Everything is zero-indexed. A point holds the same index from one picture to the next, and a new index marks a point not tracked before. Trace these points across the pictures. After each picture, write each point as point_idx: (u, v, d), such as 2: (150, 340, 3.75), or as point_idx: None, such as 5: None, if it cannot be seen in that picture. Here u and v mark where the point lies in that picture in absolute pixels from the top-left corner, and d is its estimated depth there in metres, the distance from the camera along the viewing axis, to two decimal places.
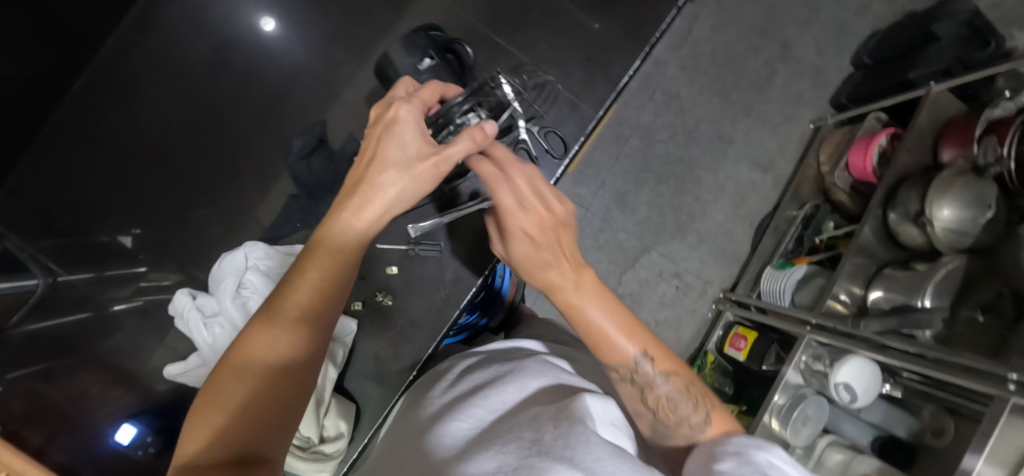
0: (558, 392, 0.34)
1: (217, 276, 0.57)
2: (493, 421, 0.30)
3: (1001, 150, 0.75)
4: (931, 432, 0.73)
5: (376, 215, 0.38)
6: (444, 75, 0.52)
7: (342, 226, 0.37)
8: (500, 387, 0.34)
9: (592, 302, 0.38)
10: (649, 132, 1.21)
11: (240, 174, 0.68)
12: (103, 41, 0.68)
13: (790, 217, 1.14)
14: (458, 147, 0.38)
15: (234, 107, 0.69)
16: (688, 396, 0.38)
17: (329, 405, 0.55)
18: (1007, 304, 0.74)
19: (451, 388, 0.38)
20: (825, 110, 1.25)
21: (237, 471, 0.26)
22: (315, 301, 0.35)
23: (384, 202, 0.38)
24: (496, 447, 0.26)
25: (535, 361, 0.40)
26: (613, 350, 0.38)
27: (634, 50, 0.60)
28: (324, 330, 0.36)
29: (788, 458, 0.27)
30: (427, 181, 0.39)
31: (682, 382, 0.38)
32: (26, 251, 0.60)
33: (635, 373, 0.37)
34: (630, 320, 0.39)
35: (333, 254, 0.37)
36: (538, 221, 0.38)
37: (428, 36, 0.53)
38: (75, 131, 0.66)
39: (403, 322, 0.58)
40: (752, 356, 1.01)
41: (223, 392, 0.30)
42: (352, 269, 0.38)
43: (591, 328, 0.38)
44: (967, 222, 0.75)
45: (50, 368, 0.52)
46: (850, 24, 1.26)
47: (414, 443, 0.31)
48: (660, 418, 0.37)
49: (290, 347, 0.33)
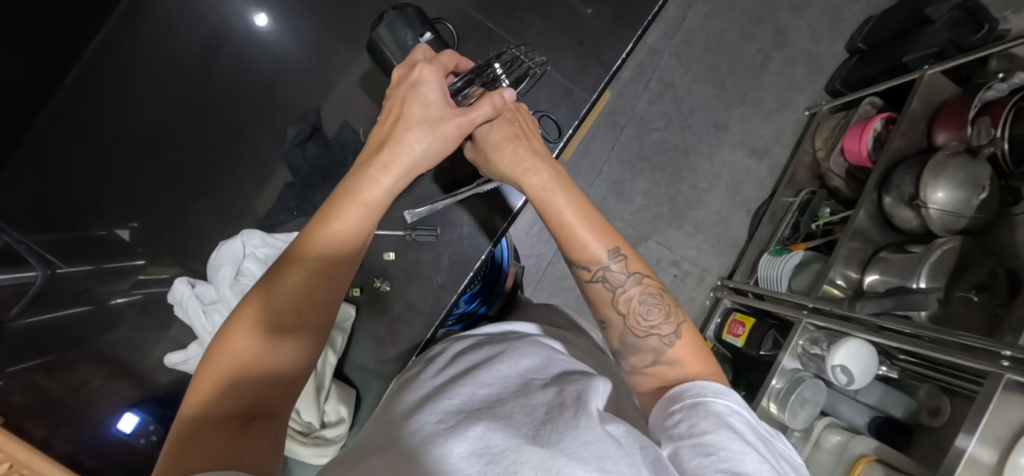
0: (550, 372, 0.35)
1: (215, 264, 0.57)
2: (485, 395, 0.31)
3: (994, 132, 0.76)
4: (926, 412, 0.74)
5: (400, 179, 0.42)
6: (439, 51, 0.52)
7: (369, 180, 0.41)
8: (492, 366, 0.35)
9: (561, 198, 0.44)
10: (644, 121, 1.21)
11: (233, 165, 0.67)
12: (94, 36, 0.67)
13: (787, 204, 1.14)
14: (482, 110, 0.45)
15: (227, 96, 0.68)
16: (660, 303, 0.41)
17: (330, 391, 0.55)
18: (1000, 283, 0.74)
19: (443, 370, 0.38)
20: (820, 96, 1.25)
21: (236, 428, 0.30)
22: (330, 258, 0.38)
23: (410, 158, 0.43)
24: (484, 422, 0.27)
25: (528, 341, 0.41)
26: (581, 250, 0.43)
27: (626, 33, 0.60)
28: (336, 287, 0.39)
29: (733, 402, 0.32)
30: (450, 144, 0.45)
31: (654, 288, 0.42)
32: (24, 244, 0.57)
33: (606, 272, 0.42)
34: (605, 226, 0.44)
35: (360, 210, 0.40)
36: (510, 129, 0.48)
37: (421, 9, 0.53)
38: (73, 124, 0.66)
39: (401, 307, 0.58)
40: (750, 341, 1.00)
41: (229, 344, 0.34)
42: (360, 245, 0.41)
43: (562, 224, 0.43)
44: (961, 204, 0.76)
45: (49, 363, 0.51)
46: (843, 9, 1.26)
47: (397, 423, 0.30)
48: (630, 321, 0.41)
49: (298, 302, 0.37)
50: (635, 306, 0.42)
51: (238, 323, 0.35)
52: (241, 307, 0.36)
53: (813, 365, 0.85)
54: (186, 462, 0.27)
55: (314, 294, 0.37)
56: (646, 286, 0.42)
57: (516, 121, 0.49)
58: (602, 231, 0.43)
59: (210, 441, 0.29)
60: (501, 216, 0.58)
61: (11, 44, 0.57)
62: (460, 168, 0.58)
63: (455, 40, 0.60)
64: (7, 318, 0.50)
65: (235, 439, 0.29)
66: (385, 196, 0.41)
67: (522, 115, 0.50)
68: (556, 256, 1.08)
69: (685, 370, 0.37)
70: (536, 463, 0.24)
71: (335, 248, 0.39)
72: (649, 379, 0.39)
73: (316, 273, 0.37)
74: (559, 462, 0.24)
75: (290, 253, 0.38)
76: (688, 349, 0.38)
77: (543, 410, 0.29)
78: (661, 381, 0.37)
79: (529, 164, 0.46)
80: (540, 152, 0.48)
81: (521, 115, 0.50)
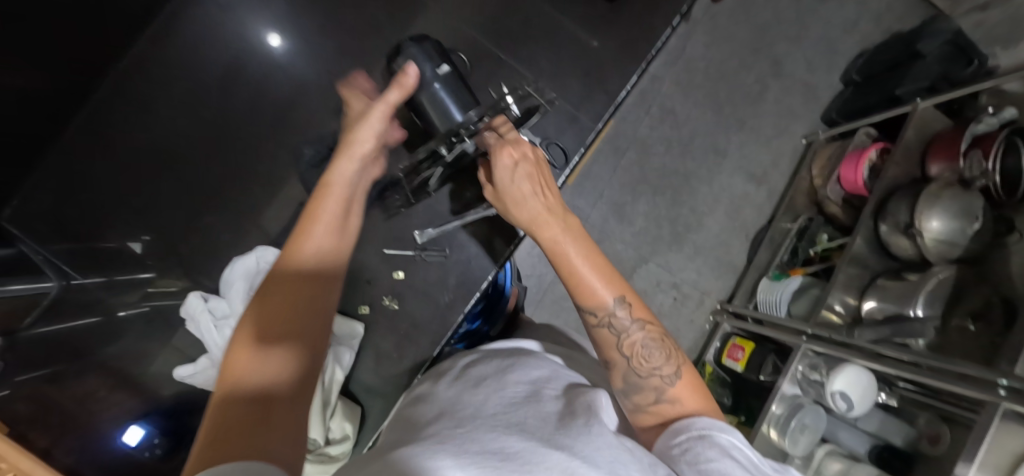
0: (558, 384, 0.37)
1: (228, 279, 0.59)
2: (501, 403, 0.32)
3: (987, 165, 0.78)
4: (926, 440, 0.73)
5: (360, 163, 0.49)
6: (456, 85, 0.50)
7: (336, 171, 0.48)
8: (503, 378, 0.36)
9: (570, 246, 0.45)
10: (646, 146, 1.23)
11: (245, 182, 0.69)
12: (122, 54, 0.69)
13: (785, 230, 1.17)
14: (393, 94, 0.48)
15: (246, 116, 0.70)
16: (660, 347, 0.43)
17: (335, 408, 0.56)
18: (996, 312, 0.76)
19: (457, 381, 0.39)
20: (816, 125, 1.29)
21: (272, 405, 0.29)
22: (315, 261, 0.41)
23: (358, 151, 0.49)
24: (499, 430, 0.28)
25: (534, 356, 0.43)
26: (589, 296, 0.44)
27: (630, 65, 0.63)
28: (328, 288, 0.41)
29: (742, 439, 0.33)
30: (376, 122, 0.49)
31: (656, 334, 0.44)
32: (40, 255, 0.64)
33: (612, 318, 0.44)
34: (611, 273, 0.46)
35: (331, 221, 0.45)
36: (532, 185, 0.47)
37: (439, 43, 0.52)
38: (95, 137, 0.69)
39: (407, 325, 0.59)
40: (750, 366, 1.01)
41: (239, 353, 0.33)
42: (337, 254, 0.44)
43: (570, 267, 0.45)
44: (956, 234, 0.78)
45: (58, 373, 0.52)
46: (838, 41, 1.31)
47: (411, 432, 0.32)
48: (633, 362, 0.42)
49: (298, 300, 0.37)
50: (638, 350, 0.43)
51: (240, 338, 0.34)
52: (238, 333, 0.34)
53: (812, 391, 0.85)
54: (236, 435, 0.25)
55: (309, 292, 0.39)
56: (648, 332, 0.44)
57: (540, 175, 0.48)
58: (609, 278, 0.45)
59: (252, 420, 0.27)
60: (509, 236, 0.60)
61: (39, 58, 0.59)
62: (469, 191, 0.60)
63: (465, 69, 0.63)
64: (19, 328, 0.52)
65: (271, 414, 0.28)
66: (350, 180, 0.49)
67: (541, 166, 0.49)
68: (557, 277, 1.09)
69: (686, 407, 0.39)
70: (552, 464, 0.25)
71: (319, 254, 0.42)
72: (652, 418, 0.39)
73: (306, 275, 0.40)
74: (574, 464, 0.25)
75: (273, 270, 0.40)
76: (687, 390, 0.40)
77: (554, 418, 0.31)
78: (664, 420, 0.38)
79: (545, 220, 0.46)
80: (555, 209, 0.47)
81: (541, 167, 0.49)
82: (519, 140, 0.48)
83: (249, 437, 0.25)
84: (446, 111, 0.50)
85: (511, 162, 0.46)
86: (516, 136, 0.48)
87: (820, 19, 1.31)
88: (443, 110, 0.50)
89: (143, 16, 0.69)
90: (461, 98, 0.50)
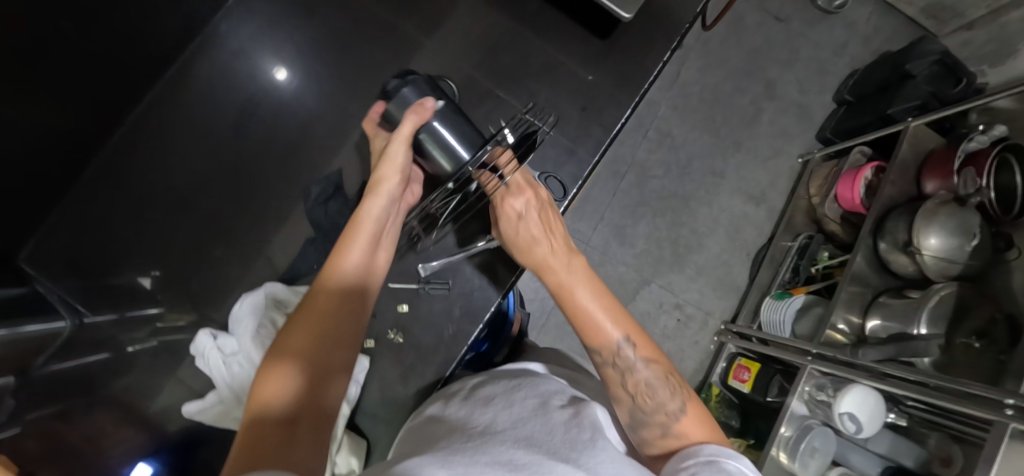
0: (563, 396, 0.40)
1: (237, 315, 0.60)
2: (511, 419, 0.36)
3: (980, 182, 0.80)
4: (938, 463, 0.72)
5: (392, 194, 0.52)
6: (453, 115, 0.52)
7: (367, 208, 0.50)
8: (515, 392, 0.40)
9: (580, 286, 0.47)
10: (644, 169, 1.25)
11: (253, 218, 0.71)
12: (140, 98, 0.73)
13: (786, 248, 1.19)
14: (407, 125, 0.49)
15: (256, 156, 0.73)
16: (665, 384, 0.44)
17: (342, 441, 0.57)
18: (999, 331, 0.76)
19: (466, 400, 0.43)
20: (812, 144, 1.31)
21: (289, 429, 0.33)
22: (343, 287, 0.46)
23: (387, 187, 0.51)
24: (510, 444, 0.31)
25: (541, 375, 0.46)
26: (596, 335, 0.45)
27: (625, 98, 0.66)
28: (354, 314, 0.45)
29: (750, 466, 0.33)
30: (398, 153, 0.51)
31: (660, 372, 0.44)
32: (54, 294, 0.65)
33: (617, 356, 0.44)
34: (618, 312, 0.47)
35: (362, 247, 0.49)
36: (543, 227, 0.50)
37: (427, 78, 0.54)
38: (110, 177, 0.72)
39: (413, 356, 0.61)
40: (756, 387, 1.00)
41: (271, 369, 0.38)
42: (366, 278, 0.49)
43: (576, 306, 0.47)
44: (955, 250, 0.79)
45: (65, 411, 0.52)
46: (829, 63, 1.34)
47: (426, 445, 0.35)
48: (638, 400, 0.42)
49: (321, 326, 0.42)
50: (642, 388, 0.43)
51: (276, 356, 0.40)
52: (269, 356, 0.40)
53: (819, 412, 0.84)
54: (255, 453, 0.30)
55: (336, 319, 0.44)
56: (654, 370, 0.44)
57: (547, 218, 0.51)
58: (615, 316, 0.46)
59: (271, 439, 0.32)
60: (510, 268, 0.61)
61: (67, 103, 0.63)
62: (472, 223, 0.62)
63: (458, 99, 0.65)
64: (33, 366, 0.53)
65: (288, 437, 0.32)
66: (381, 213, 0.51)
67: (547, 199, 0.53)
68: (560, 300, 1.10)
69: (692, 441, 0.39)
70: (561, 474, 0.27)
71: (348, 280, 0.47)
72: (661, 452, 0.39)
73: (337, 300, 0.45)
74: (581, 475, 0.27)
75: (310, 293, 0.45)
76: (694, 425, 0.40)
77: (562, 430, 0.33)
78: (670, 453, 0.39)
79: (552, 264, 0.49)
80: (563, 249, 0.50)
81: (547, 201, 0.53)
82: (524, 187, 0.52)
83: (270, 456, 0.29)
84: (452, 147, 0.50)
85: (514, 213, 0.51)
86: (519, 181, 0.52)
87: (810, 42, 1.34)
88: (449, 148, 0.51)
89: (163, 63, 0.72)
90: (463, 129, 0.51)
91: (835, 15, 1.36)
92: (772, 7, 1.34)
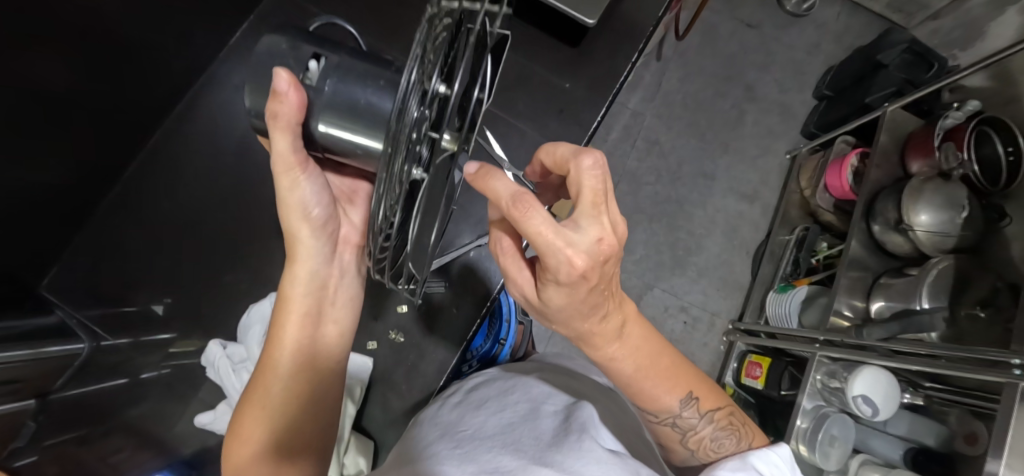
0: (557, 400, 0.48)
1: (245, 327, 0.70)
2: (506, 422, 0.44)
3: (962, 155, 0.82)
4: (961, 439, 0.69)
5: (320, 253, 0.50)
6: (341, 73, 0.39)
7: (290, 277, 0.49)
8: (508, 397, 0.48)
9: (627, 367, 0.42)
10: (636, 177, 1.29)
11: (258, 248, 0.75)
12: (155, 127, 0.76)
13: (784, 242, 1.20)
14: (282, 139, 0.37)
15: (256, 187, 0.76)
16: (729, 433, 0.48)
17: (348, 444, 0.62)
18: (1003, 297, 0.77)
19: (460, 403, 0.50)
20: (798, 139, 1.35)
21: None
22: (295, 351, 0.49)
23: (307, 247, 0.49)
24: (504, 452, 0.39)
25: (532, 377, 0.53)
26: (657, 404, 0.46)
27: (599, 100, 0.71)
28: (312, 373, 0.50)
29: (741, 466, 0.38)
30: (309, 191, 0.45)
31: (724, 421, 0.47)
32: (74, 319, 0.69)
33: (678, 419, 0.47)
34: (678, 375, 0.45)
35: (302, 300, 0.50)
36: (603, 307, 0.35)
37: (286, 46, 0.40)
38: (126, 210, 0.75)
39: (415, 358, 0.63)
40: (769, 383, 0.99)
41: (243, 451, 0.46)
42: (314, 328, 0.51)
43: (623, 382, 0.44)
44: (946, 224, 0.81)
45: (85, 435, 0.59)
46: (804, 62, 1.39)
47: (421, 448, 0.43)
48: (700, 452, 0.48)
49: (279, 398, 0.47)
50: (706, 443, 0.48)
51: (248, 431, 0.46)
52: (241, 430, 0.46)
53: (835, 400, 0.82)
54: None
55: (296, 386, 0.48)
56: (718, 422, 0.47)
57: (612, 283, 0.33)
58: (675, 384, 0.45)
59: None
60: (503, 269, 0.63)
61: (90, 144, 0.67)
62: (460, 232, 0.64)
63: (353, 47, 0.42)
64: (51, 390, 0.59)
65: None
66: (312, 276, 0.50)
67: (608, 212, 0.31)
68: None
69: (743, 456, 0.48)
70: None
71: (297, 342, 0.49)
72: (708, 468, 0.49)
73: (295, 364, 0.48)
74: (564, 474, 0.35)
75: (263, 361, 0.48)
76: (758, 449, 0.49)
77: (549, 437, 0.41)
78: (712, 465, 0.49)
79: (603, 340, 0.39)
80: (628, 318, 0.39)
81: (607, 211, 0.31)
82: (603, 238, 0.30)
83: None
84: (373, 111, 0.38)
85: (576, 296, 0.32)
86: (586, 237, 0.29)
87: (783, 44, 1.40)
88: (368, 113, 0.38)
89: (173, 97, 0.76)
90: (369, 83, 0.38)
91: (804, 17, 1.42)
92: (742, 15, 1.40)
